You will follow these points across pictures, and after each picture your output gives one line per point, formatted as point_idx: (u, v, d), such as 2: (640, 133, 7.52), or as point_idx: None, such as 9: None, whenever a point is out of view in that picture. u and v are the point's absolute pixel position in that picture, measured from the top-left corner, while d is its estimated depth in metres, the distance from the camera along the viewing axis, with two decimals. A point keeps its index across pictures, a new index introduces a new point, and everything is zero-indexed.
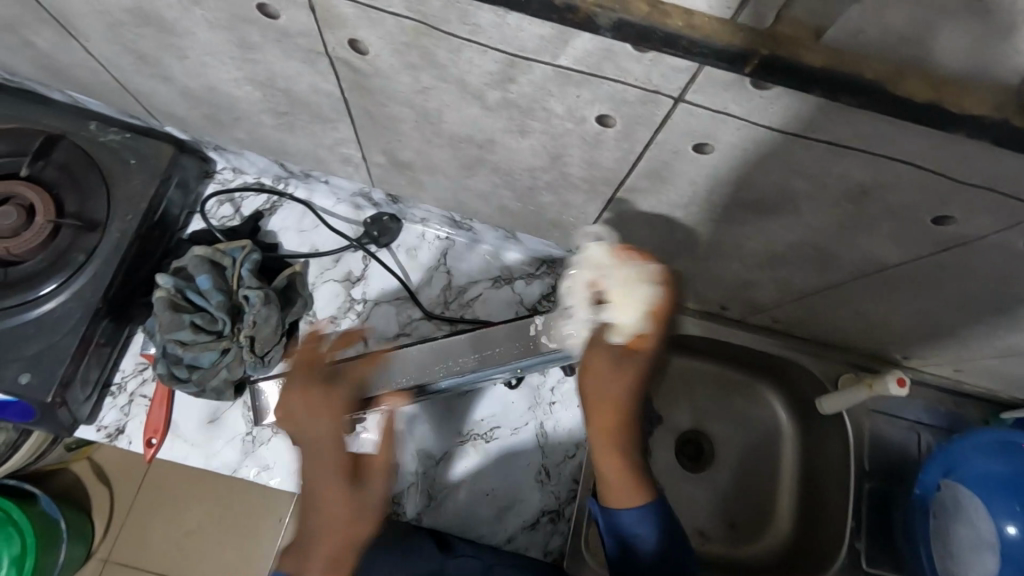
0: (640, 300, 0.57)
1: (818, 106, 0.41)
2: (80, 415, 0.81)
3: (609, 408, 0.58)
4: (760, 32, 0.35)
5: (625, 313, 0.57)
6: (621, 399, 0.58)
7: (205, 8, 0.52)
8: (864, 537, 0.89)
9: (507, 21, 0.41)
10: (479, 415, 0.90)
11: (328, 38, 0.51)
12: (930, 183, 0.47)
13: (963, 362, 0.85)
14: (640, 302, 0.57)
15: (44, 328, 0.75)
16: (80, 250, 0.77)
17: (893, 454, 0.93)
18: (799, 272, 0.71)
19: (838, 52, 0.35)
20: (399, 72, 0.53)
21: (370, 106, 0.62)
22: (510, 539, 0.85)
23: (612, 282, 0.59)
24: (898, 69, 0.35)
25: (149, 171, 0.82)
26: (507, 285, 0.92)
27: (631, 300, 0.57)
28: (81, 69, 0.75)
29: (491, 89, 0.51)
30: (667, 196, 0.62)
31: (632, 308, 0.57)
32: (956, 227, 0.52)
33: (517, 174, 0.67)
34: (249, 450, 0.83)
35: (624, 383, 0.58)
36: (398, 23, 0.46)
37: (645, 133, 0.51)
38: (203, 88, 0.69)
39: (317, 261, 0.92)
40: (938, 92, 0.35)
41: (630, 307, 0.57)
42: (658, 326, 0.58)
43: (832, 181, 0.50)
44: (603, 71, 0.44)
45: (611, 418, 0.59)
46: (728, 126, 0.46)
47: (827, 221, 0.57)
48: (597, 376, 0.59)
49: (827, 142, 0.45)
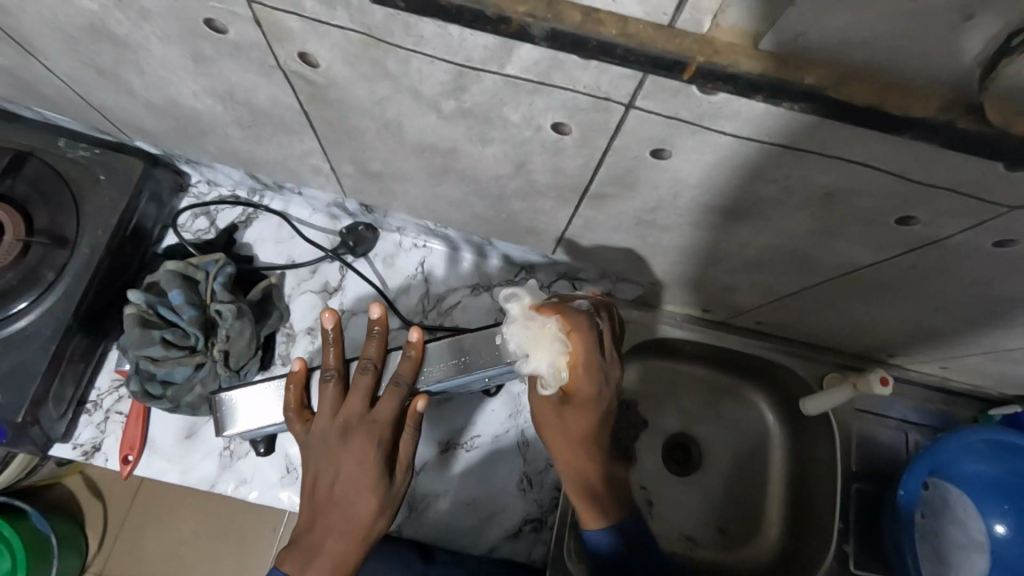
0: (554, 352, 0.62)
1: (767, 111, 0.40)
2: (55, 434, 0.80)
3: (563, 441, 0.68)
4: (699, 38, 0.34)
5: (544, 367, 0.61)
6: (568, 432, 0.67)
7: (155, 23, 0.51)
8: (852, 539, 0.87)
9: (449, 32, 0.40)
10: (459, 424, 0.90)
11: (279, 51, 0.50)
12: (891, 186, 0.46)
13: (947, 360, 0.84)
14: (557, 358, 0.62)
15: (13, 347, 0.74)
16: (49, 268, 0.76)
17: (882, 454, 0.92)
18: (773, 274, 0.70)
19: (779, 56, 0.34)
20: (354, 83, 0.52)
21: (332, 118, 0.61)
22: (492, 548, 0.84)
23: (525, 341, 0.62)
24: (840, 72, 0.35)
25: (119, 186, 0.81)
26: (485, 292, 0.92)
27: (543, 356, 0.61)
28: (46, 85, 0.74)
29: (446, 99, 0.50)
30: (634, 202, 0.61)
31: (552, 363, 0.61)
32: (921, 228, 0.51)
33: (483, 182, 0.67)
34: (227, 464, 0.82)
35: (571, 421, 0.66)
36: (345, 35, 0.45)
37: (603, 140, 0.50)
38: (168, 103, 0.69)
39: (294, 273, 0.92)
40: (881, 95, 0.34)
41: (546, 362, 0.62)
42: (586, 373, 0.63)
43: (793, 184, 0.49)
44: (553, 79, 0.43)
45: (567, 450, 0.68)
46: (682, 131, 0.45)
47: (794, 223, 0.56)
48: (546, 418, 0.68)
49: (783, 146, 0.44)
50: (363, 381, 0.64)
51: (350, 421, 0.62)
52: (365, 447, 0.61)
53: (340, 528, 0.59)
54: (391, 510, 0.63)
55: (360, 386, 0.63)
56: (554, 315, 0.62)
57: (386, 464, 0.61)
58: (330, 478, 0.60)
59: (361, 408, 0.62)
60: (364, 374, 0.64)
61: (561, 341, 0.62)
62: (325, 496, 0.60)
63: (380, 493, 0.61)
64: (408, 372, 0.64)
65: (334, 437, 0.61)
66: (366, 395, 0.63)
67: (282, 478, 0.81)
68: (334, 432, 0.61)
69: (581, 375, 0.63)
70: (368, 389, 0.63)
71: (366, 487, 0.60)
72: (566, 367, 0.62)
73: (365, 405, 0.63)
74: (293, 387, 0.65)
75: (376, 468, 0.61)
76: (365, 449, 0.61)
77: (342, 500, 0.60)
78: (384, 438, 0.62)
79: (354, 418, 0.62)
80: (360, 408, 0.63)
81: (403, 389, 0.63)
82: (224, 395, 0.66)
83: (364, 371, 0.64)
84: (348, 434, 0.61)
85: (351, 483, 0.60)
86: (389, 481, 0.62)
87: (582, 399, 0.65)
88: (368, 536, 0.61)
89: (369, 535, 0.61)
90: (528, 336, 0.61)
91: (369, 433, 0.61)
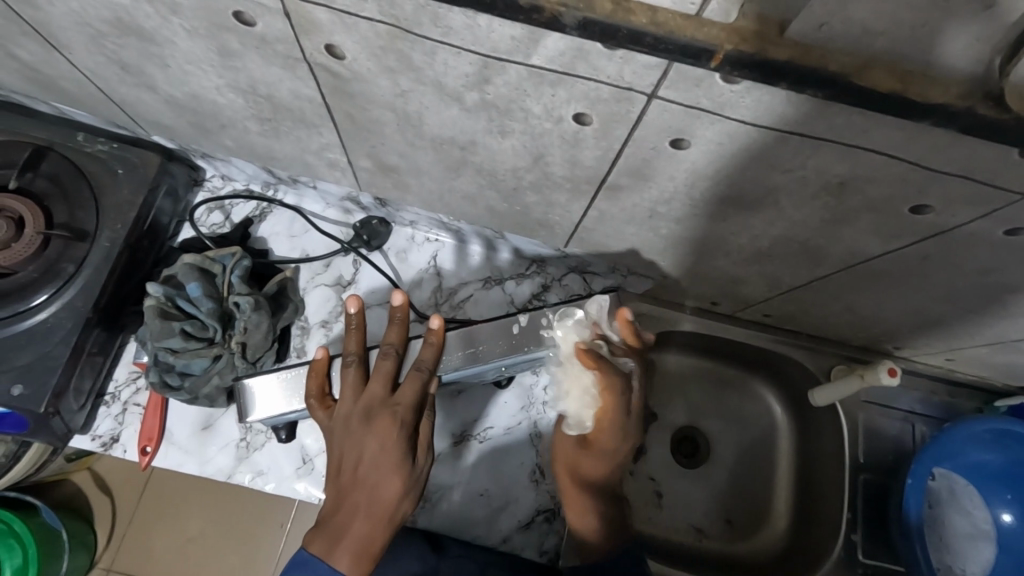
0: (580, 403, 0.66)
1: (788, 101, 0.41)
2: (75, 425, 0.81)
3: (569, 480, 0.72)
4: (726, 28, 0.35)
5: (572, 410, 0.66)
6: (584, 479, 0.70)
7: (183, 17, 0.52)
8: (860, 529, 0.88)
9: (478, 22, 0.41)
10: (472, 417, 0.91)
11: (305, 43, 0.51)
12: (906, 174, 0.47)
13: (954, 352, 0.85)
14: (582, 407, 0.65)
15: (34, 338, 0.75)
16: (68, 261, 0.77)
17: (889, 445, 0.93)
18: (783, 266, 0.71)
19: (804, 45, 0.35)
20: (377, 76, 0.53)
21: (352, 111, 0.62)
22: (505, 539, 0.85)
23: (569, 381, 0.66)
24: (863, 59, 0.36)
25: (136, 180, 0.82)
26: (497, 286, 0.93)
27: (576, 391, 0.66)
28: (66, 80, 0.75)
29: (469, 91, 0.51)
30: (649, 193, 0.62)
31: (584, 407, 0.64)
32: (933, 216, 0.52)
33: (499, 175, 0.68)
34: (243, 455, 0.83)
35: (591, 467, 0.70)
36: (373, 27, 0.46)
37: (623, 131, 0.51)
38: (188, 97, 0.70)
39: (308, 266, 0.92)
40: (901, 84, 0.36)
41: (575, 402, 0.65)
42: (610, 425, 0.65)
43: (808, 174, 0.50)
44: (577, 70, 0.44)
45: (571, 491, 0.71)
46: (703, 120, 0.46)
47: (807, 214, 0.58)
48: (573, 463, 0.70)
49: (801, 134, 0.45)
50: (384, 365, 0.65)
51: (373, 404, 0.63)
52: (388, 428, 0.61)
53: (365, 509, 0.59)
54: (415, 493, 0.63)
55: (381, 370, 0.64)
56: (595, 362, 0.65)
57: (408, 445, 0.62)
58: (354, 460, 0.60)
59: (383, 391, 0.63)
60: (386, 358, 0.65)
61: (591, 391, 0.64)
62: (350, 478, 0.60)
63: (403, 475, 0.61)
64: (429, 358, 0.66)
65: (356, 421, 0.62)
66: (388, 378, 0.64)
67: (298, 470, 0.82)
68: (357, 415, 0.62)
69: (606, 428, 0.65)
70: (389, 373, 0.65)
71: (391, 468, 0.60)
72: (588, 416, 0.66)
73: (387, 388, 0.64)
74: (315, 375, 0.65)
75: (399, 449, 0.61)
76: (388, 431, 0.61)
77: (365, 484, 0.60)
78: (407, 420, 0.62)
79: (376, 400, 0.63)
80: (382, 391, 0.63)
81: (424, 374, 0.65)
82: (242, 381, 0.67)
83: (385, 356, 0.66)
84: (372, 416, 0.62)
85: (375, 468, 0.60)
86: (412, 463, 0.62)
87: (603, 450, 0.67)
88: (392, 519, 0.60)
89: (394, 518, 0.60)
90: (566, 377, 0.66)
91: (392, 415, 0.62)
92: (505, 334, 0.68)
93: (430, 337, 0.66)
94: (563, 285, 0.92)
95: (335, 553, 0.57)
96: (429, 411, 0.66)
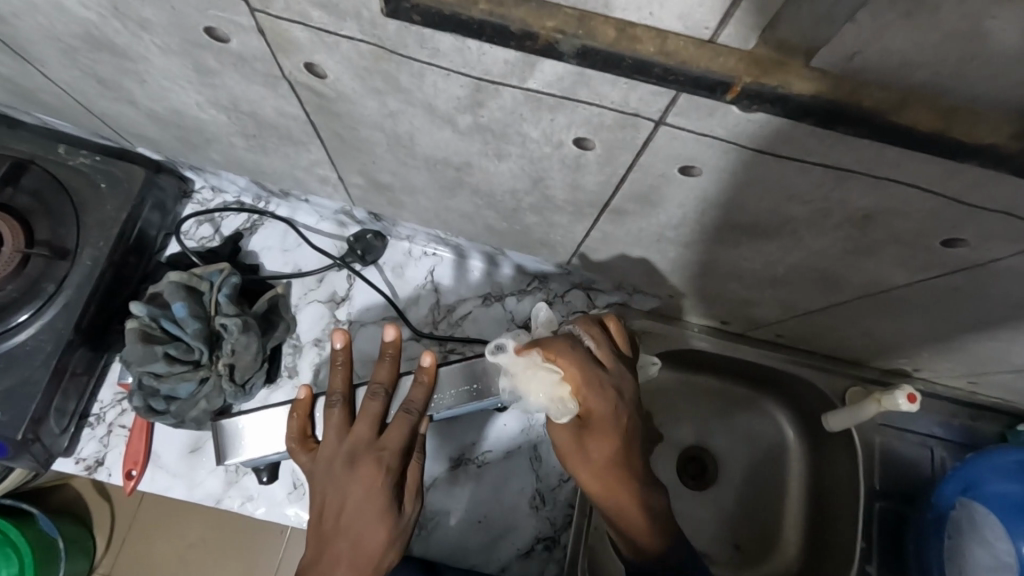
0: (546, 387, 0.57)
1: (812, 132, 0.37)
2: (58, 449, 0.79)
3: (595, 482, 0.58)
4: (747, 56, 0.31)
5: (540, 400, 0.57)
6: (606, 477, 0.58)
7: (153, 33, 0.49)
8: (874, 560, 0.84)
9: (468, 45, 0.37)
10: (470, 439, 0.87)
11: (285, 62, 0.47)
12: (939, 207, 0.43)
13: (979, 376, 0.81)
14: (546, 381, 0.57)
15: (13, 362, 0.72)
16: (49, 281, 0.74)
17: (907, 471, 0.89)
18: (799, 291, 0.67)
19: (834, 77, 0.31)
20: (363, 96, 0.49)
21: (340, 129, 0.58)
22: (503, 568, 0.82)
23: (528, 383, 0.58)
24: (900, 94, 0.31)
25: (120, 195, 0.79)
26: (497, 303, 0.89)
27: (531, 383, 0.58)
28: (45, 93, 0.72)
29: (462, 113, 0.47)
30: (656, 218, 0.58)
31: (539, 390, 0.57)
32: (967, 251, 0.48)
33: (496, 196, 0.64)
34: (232, 480, 0.80)
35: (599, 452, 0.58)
36: (356, 47, 0.42)
37: (628, 157, 0.47)
38: (168, 112, 0.66)
39: (301, 282, 0.89)
40: (945, 119, 0.31)
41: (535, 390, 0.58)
42: (592, 389, 0.57)
43: (832, 204, 0.46)
44: (577, 96, 0.40)
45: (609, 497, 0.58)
46: (715, 149, 0.42)
47: (826, 243, 0.53)
48: (575, 458, 0.59)
49: (825, 166, 0.41)
50: (372, 407, 0.61)
51: (357, 448, 0.58)
52: (371, 475, 0.57)
53: (347, 559, 0.55)
54: (401, 540, 0.59)
55: (368, 412, 0.61)
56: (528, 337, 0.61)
57: (395, 492, 0.58)
58: (337, 507, 0.57)
59: (369, 434, 0.59)
60: (374, 398, 0.61)
61: (544, 371, 0.58)
62: (331, 526, 0.56)
63: (389, 523, 0.57)
64: (419, 399, 0.63)
65: (339, 464, 0.58)
66: (375, 420, 0.60)
67: (289, 494, 0.79)
68: (341, 459, 0.58)
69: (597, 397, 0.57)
70: (377, 415, 0.61)
71: (376, 515, 0.57)
72: (557, 394, 0.57)
73: (373, 430, 0.60)
74: (297, 415, 0.63)
75: (384, 497, 0.57)
76: (372, 477, 0.57)
77: (347, 532, 0.56)
78: (393, 465, 0.59)
79: (361, 444, 0.59)
80: (368, 435, 0.60)
81: (413, 417, 0.61)
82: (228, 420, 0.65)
83: (374, 396, 0.61)
84: (356, 461, 0.58)
85: (359, 518, 0.56)
86: (398, 510, 0.59)
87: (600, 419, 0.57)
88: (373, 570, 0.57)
89: (377, 566, 0.57)
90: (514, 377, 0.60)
91: (376, 461, 0.58)
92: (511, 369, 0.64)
93: (421, 376, 0.63)
94: (566, 302, 0.88)
95: None
96: (418, 452, 0.63)
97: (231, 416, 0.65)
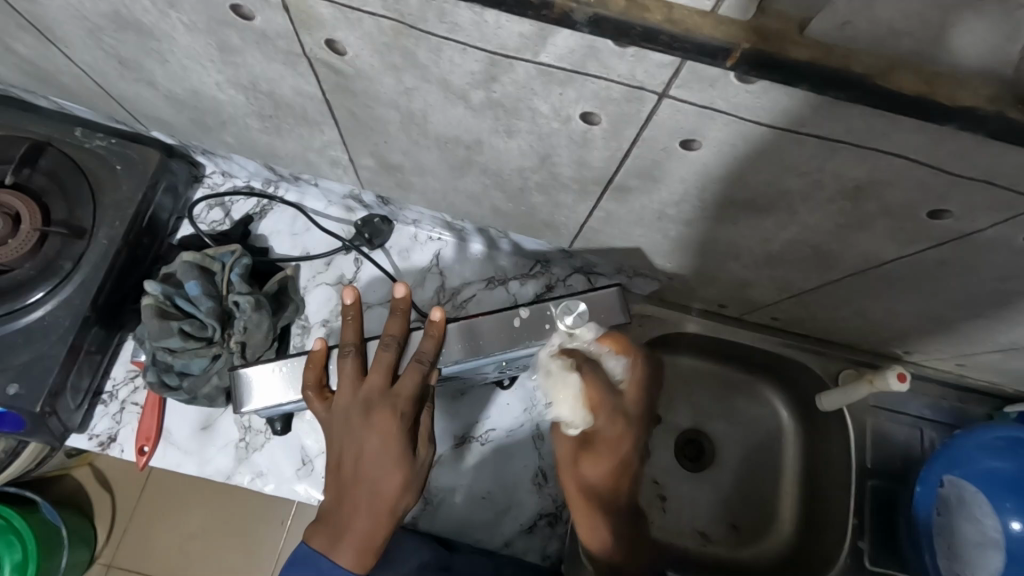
0: (574, 403, 0.67)
1: (805, 102, 0.40)
2: (72, 424, 0.80)
3: (578, 491, 0.72)
4: (748, 26, 0.34)
5: (568, 411, 0.67)
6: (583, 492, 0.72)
7: (181, 11, 0.51)
8: (867, 536, 0.86)
9: (486, 19, 0.40)
10: (474, 419, 0.89)
11: (307, 40, 0.50)
12: (922, 178, 0.45)
13: (965, 357, 0.84)
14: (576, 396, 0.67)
15: (31, 336, 0.74)
16: (66, 259, 0.76)
17: (896, 451, 0.91)
18: (794, 269, 0.70)
19: (826, 45, 0.34)
20: (380, 72, 0.52)
21: (356, 109, 0.61)
22: (507, 542, 0.84)
23: (555, 386, 0.67)
24: (887, 60, 0.34)
25: (135, 178, 0.81)
26: (501, 286, 0.91)
27: (571, 399, 0.67)
28: (65, 76, 0.74)
29: (475, 89, 0.50)
30: (657, 194, 0.60)
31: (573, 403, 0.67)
32: (953, 222, 0.51)
33: (504, 175, 0.66)
34: (243, 456, 0.82)
35: (586, 465, 0.72)
36: (377, 23, 0.44)
37: (632, 132, 0.50)
38: (186, 93, 0.68)
39: (309, 265, 0.91)
40: (928, 87, 0.34)
41: (573, 405, 0.68)
42: (602, 412, 0.70)
43: (823, 177, 0.49)
44: (587, 69, 0.43)
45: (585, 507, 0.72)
46: (715, 122, 0.45)
47: (820, 217, 0.56)
48: (569, 469, 0.72)
49: (818, 137, 0.44)
50: (384, 358, 0.63)
51: (371, 398, 0.61)
52: (387, 422, 0.60)
53: (367, 501, 0.59)
54: (417, 484, 0.63)
55: (381, 362, 0.63)
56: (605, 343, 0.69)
57: (409, 438, 0.62)
58: (355, 454, 0.60)
59: (382, 383, 0.62)
60: (386, 350, 0.64)
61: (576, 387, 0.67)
62: (350, 472, 0.60)
63: (404, 468, 0.61)
64: (430, 350, 0.65)
65: (356, 413, 0.61)
66: (388, 370, 0.63)
67: (298, 471, 0.81)
68: (355, 410, 0.61)
69: (600, 417, 0.70)
70: (389, 365, 0.63)
71: (392, 461, 0.60)
72: (581, 411, 0.68)
73: (386, 379, 0.63)
74: (312, 367, 0.64)
75: (400, 443, 0.61)
76: (388, 425, 0.61)
77: (367, 478, 0.59)
78: (406, 412, 0.62)
79: (376, 393, 0.62)
80: (381, 384, 0.62)
81: (425, 366, 0.64)
82: (242, 368, 0.65)
83: (385, 348, 0.64)
84: (371, 409, 0.61)
85: (379, 462, 0.60)
86: (413, 455, 0.62)
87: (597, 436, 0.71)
88: (392, 514, 0.60)
89: (396, 509, 0.61)
90: (550, 381, 0.67)
91: (391, 409, 0.61)
92: (519, 326, 0.66)
93: (431, 328, 0.64)
94: (568, 285, 0.91)
95: (338, 545, 0.58)
96: (430, 401, 0.66)
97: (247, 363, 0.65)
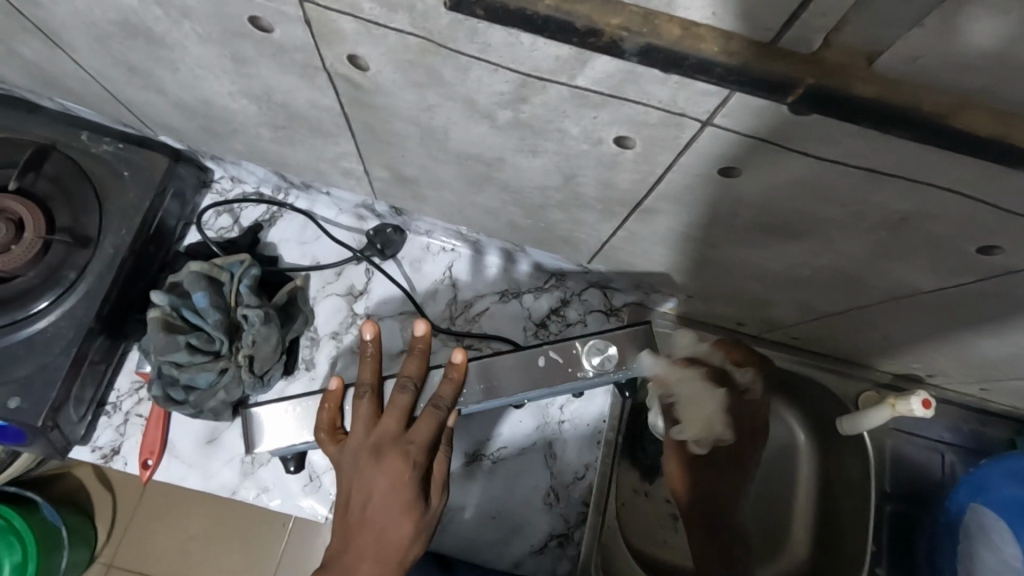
0: None
1: (859, 136, 0.38)
2: (74, 437, 0.78)
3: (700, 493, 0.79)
4: (809, 58, 0.32)
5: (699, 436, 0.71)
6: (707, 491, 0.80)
7: (195, 21, 0.48)
8: (884, 562, 0.85)
9: (522, 40, 0.38)
10: (484, 436, 0.87)
11: (327, 54, 0.47)
12: (974, 213, 0.43)
13: (991, 383, 0.81)
14: None
15: (35, 348, 0.72)
16: (70, 268, 0.74)
17: (913, 473, 0.90)
18: (822, 293, 0.67)
19: (892, 80, 0.32)
20: (403, 89, 0.49)
21: (373, 123, 0.58)
22: (517, 563, 0.82)
23: None
24: (958, 98, 0.32)
25: (142, 185, 0.79)
26: (515, 300, 0.89)
27: None
28: (72, 79, 0.72)
29: (503, 109, 0.47)
30: (685, 218, 0.58)
31: None
32: (1000, 257, 0.48)
33: (525, 192, 0.64)
34: (248, 471, 0.80)
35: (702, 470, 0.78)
36: (403, 40, 0.42)
37: (667, 157, 0.47)
38: (197, 101, 0.66)
39: (318, 274, 0.89)
40: (1002, 129, 0.31)
41: None
42: None
43: (866, 208, 0.47)
44: (625, 94, 0.40)
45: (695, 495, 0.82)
46: (758, 150, 0.42)
47: (858, 246, 0.54)
48: None
49: (867, 170, 0.41)
50: (400, 400, 0.63)
51: (384, 440, 0.60)
52: (398, 467, 0.59)
53: (373, 549, 0.56)
54: (426, 535, 0.61)
55: (397, 404, 0.62)
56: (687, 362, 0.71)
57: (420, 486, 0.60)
58: (363, 497, 0.58)
59: (396, 427, 0.61)
60: (402, 392, 0.63)
61: None
62: (357, 517, 0.58)
63: (414, 516, 0.58)
64: (448, 395, 0.64)
65: (366, 455, 0.59)
66: (403, 413, 0.62)
67: (303, 487, 0.79)
68: (366, 451, 0.60)
69: None
70: (405, 409, 0.62)
71: (401, 508, 0.58)
72: None
73: (400, 424, 0.61)
74: (329, 408, 0.64)
75: (410, 491, 0.59)
76: (399, 470, 0.59)
77: (374, 525, 0.57)
78: (419, 460, 0.60)
79: (389, 437, 0.61)
80: (395, 428, 0.61)
81: (441, 412, 0.63)
82: (254, 408, 0.66)
83: (402, 389, 0.63)
84: (382, 453, 0.59)
85: (388, 510, 0.58)
86: (423, 504, 0.60)
87: None
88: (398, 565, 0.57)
89: (403, 560, 0.58)
90: None
91: (403, 454, 0.59)
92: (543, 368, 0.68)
93: (451, 372, 0.65)
94: (583, 300, 0.88)
95: None
96: (444, 447, 0.64)
97: (259, 403, 0.67)
